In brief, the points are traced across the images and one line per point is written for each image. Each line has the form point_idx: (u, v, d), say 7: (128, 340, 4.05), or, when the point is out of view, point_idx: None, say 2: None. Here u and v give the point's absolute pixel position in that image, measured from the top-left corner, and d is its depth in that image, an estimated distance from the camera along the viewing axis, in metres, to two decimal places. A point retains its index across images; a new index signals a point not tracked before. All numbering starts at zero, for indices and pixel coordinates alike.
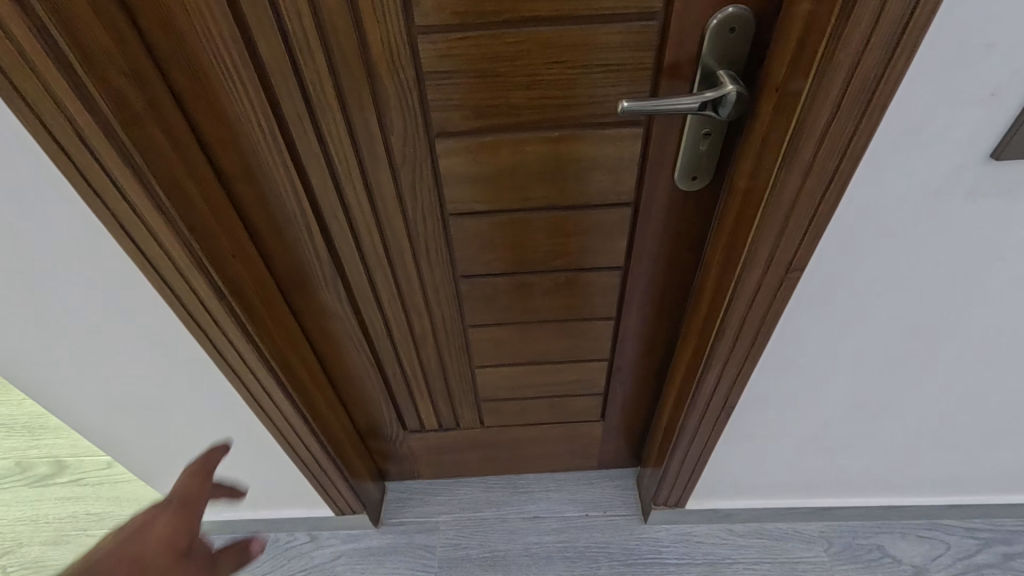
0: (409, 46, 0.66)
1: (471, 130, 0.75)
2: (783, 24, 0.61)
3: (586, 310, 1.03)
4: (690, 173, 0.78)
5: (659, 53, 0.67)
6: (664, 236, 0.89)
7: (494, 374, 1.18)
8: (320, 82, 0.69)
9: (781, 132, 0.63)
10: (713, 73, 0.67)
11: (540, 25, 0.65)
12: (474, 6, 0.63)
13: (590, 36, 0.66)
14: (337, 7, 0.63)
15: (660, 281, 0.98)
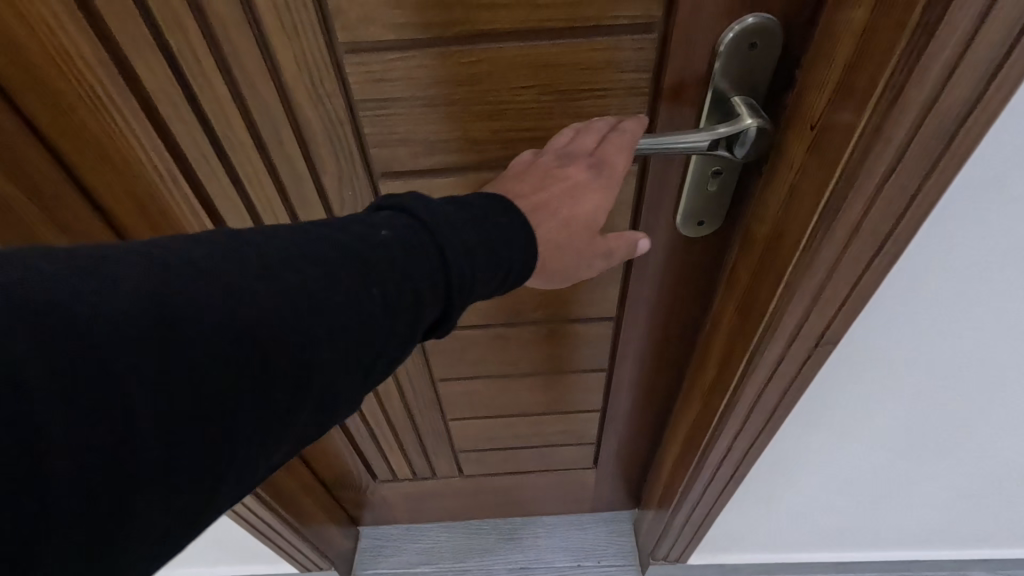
0: (334, 69, 0.51)
1: (423, 168, 0.60)
2: (821, 47, 0.45)
3: (574, 361, 0.89)
4: (695, 217, 0.64)
5: (657, 74, 0.52)
6: (664, 285, 0.75)
7: (471, 425, 1.04)
8: (225, 113, 0.54)
9: (811, 191, 0.47)
10: (727, 100, 0.52)
11: (503, 41, 0.50)
12: (414, 17, 0.48)
13: (568, 55, 0.51)
14: (232, 20, 0.48)
15: (660, 332, 0.83)
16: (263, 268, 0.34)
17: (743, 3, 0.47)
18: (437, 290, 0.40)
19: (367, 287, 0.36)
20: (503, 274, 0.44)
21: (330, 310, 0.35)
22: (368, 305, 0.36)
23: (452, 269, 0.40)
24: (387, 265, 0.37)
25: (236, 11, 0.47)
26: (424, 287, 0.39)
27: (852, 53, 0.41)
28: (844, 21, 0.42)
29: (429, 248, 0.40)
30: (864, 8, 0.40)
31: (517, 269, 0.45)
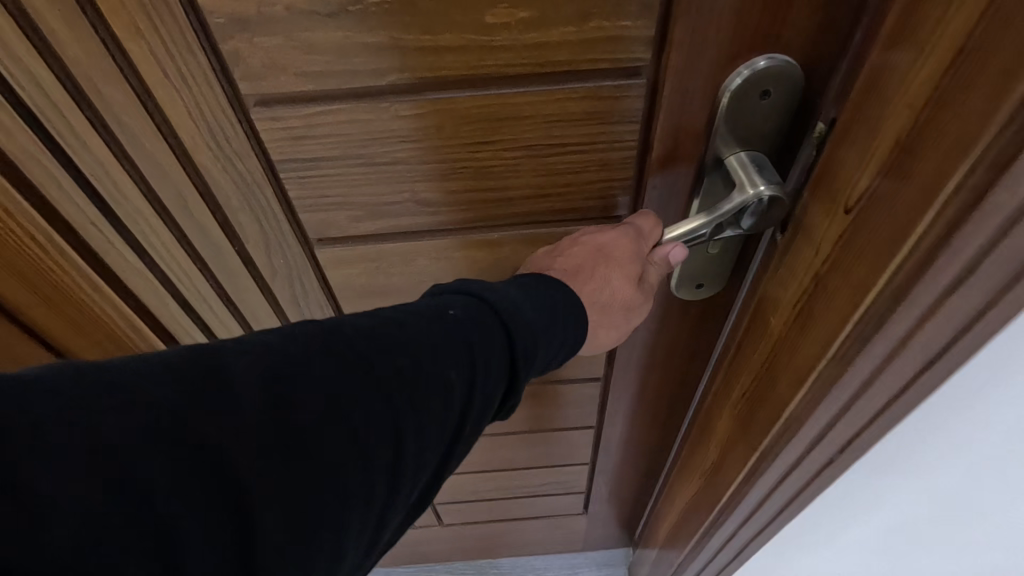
0: (243, 125, 0.41)
1: (367, 232, 0.50)
2: (855, 112, 0.35)
3: (558, 418, 0.80)
4: (693, 280, 0.54)
5: (647, 126, 0.42)
6: (658, 347, 0.65)
7: (449, 480, 0.95)
8: (113, 183, 0.42)
9: (849, 289, 0.37)
10: (729, 162, 0.42)
11: (452, 91, 0.39)
12: (335, 64, 0.37)
13: (535, 106, 0.41)
14: (100, 69, 0.36)
15: (655, 393, 0.73)
16: (341, 366, 0.34)
17: (754, 42, 0.37)
18: (501, 372, 0.39)
19: (438, 379, 0.36)
20: (559, 350, 0.43)
21: (407, 406, 0.35)
22: (441, 395, 0.36)
23: (514, 352, 0.39)
24: (451, 355, 0.37)
25: (100, 60, 0.36)
26: (490, 372, 0.38)
27: (909, 124, 0.31)
28: (891, 82, 0.32)
29: (490, 332, 0.39)
30: (926, 67, 0.29)
31: (572, 343, 0.44)
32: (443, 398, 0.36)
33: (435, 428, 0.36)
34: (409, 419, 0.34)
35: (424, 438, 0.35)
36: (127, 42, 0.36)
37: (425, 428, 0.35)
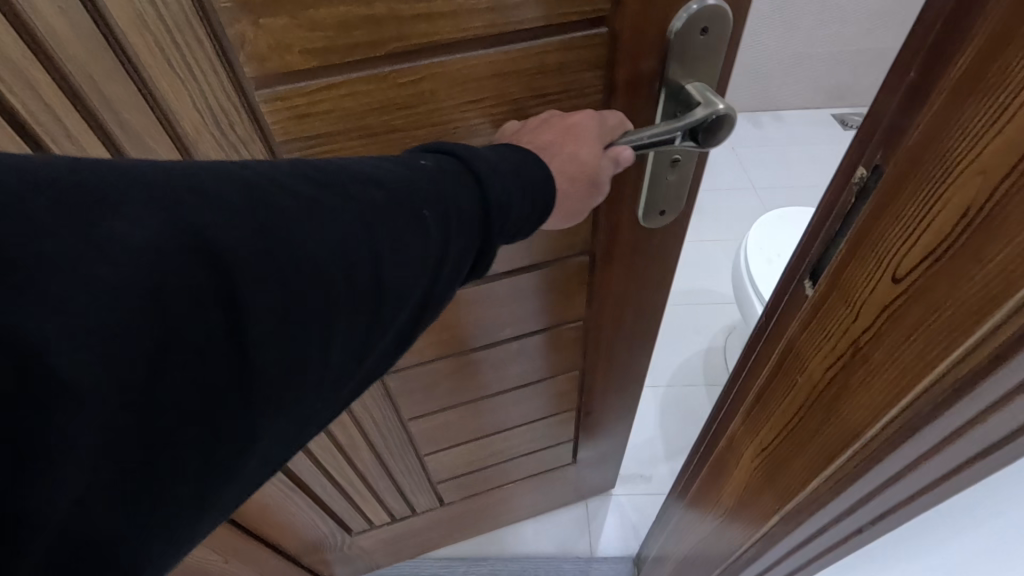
0: (247, 105, 0.43)
1: None
2: (909, 169, 0.34)
3: (544, 367, 0.86)
4: (657, 209, 0.62)
5: (612, 70, 0.48)
6: (630, 281, 0.72)
7: (445, 454, 0.98)
8: None
9: (896, 361, 0.37)
10: (682, 88, 0.50)
11: (442, 55, 0.44)
12: (339, 38, 0.40)
13: (517, 60, 0.46)
14: (99, 63, 0.36)
15: (628, 327, 0.81)
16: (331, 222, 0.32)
17: None
18: (476, 233, 0.39)
19: (423, 239, 0.35)
20: (530, 211, 0.42)
21: (393, 267, 0.34)
22: (422, 256, 0.36)
23: (486, 213, 0.39)
24: (434, 216, 0.36)
25: (99, 55, 0.35)
26: (465, 233, 0.38)
27: (983, 192, 0.29)
28: (957, 142, 0.31)
29: (468, 194, 0.38)
30: (1002, 136, 0.28)
31: (544, 207, 0.43)
32: (424, 259, 0.36)
33: (414, 288, 0.36)
34: (392, 281, 0.34)
35: (404, 299, 0.36)
36: (130, 34, 0.36)
37: (406, 287, 0.35)
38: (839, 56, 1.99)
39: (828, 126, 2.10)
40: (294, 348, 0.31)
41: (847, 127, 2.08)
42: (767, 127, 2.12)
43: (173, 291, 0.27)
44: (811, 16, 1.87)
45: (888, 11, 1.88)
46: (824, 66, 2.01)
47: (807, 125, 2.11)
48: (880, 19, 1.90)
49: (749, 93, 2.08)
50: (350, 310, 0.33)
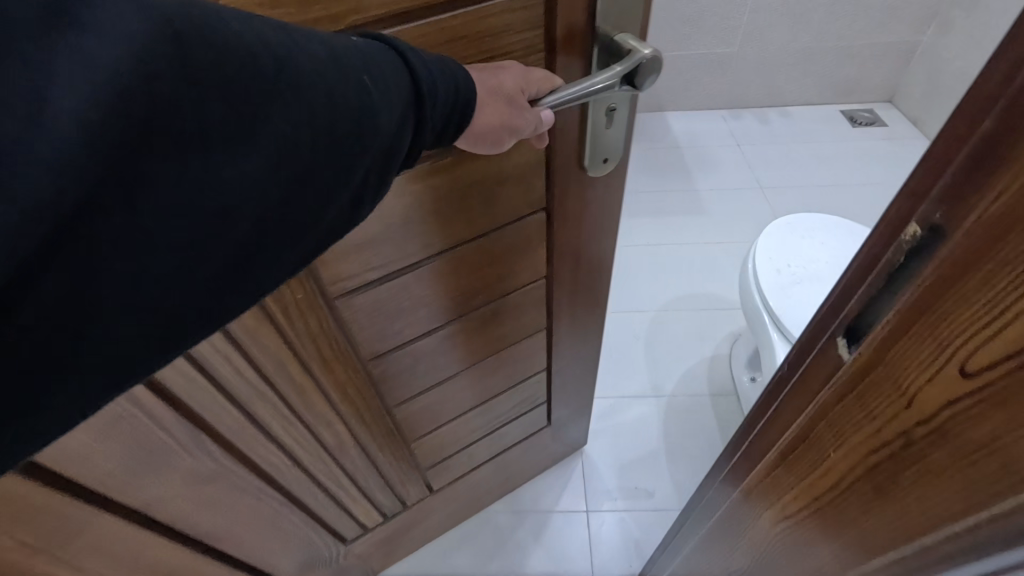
0: None
1: None
2: (1013, 229, 0.19)
3: (516, 330, 0.85)
4: (600, 157, 0.66)
5: (549, 29, 0.52)
6: (583, 228, 0.75)
7: (433, 440, 0.92)
8: None
9: (948, 484, 0.24)
10: (612, 40, 0.54)
11: (397, 25, 0.46)
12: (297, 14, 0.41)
13: (466, 26, 0.49)
14: None
15: (587, 277, 0.84)
16: (287, 71, 0.30)
17: None
18: (409, 127, 0.37)
19: (364, 119, 0.33)
20: (453, 116, 0.41)
21: (333, 139, 0.32)
22: (359, 138, 0.33)
23: (421, 106, 0.37)
24: (377, 94, 0.34)
25: None
26: (399, 126, 0.36)
27: None
28: None
29: (406, 83, 0.36)
30: None
31: (466, 117, 0.41)
32: (361, 142, 0.34)
33: (346, 176, 0.33)
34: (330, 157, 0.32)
35: (337, 185, 0.33)
36: None
37: (337, 173, 0.33)
38: (846, 52, 1.85)
39: (836, 122, 1.92)
40: (229, 193, 0.28)
41: (857, 124, 1.91)
42: (774, 124, 1.94)
43: (140, 84, 0.25)
44: (817, 10, 1.75)
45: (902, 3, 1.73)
46: (836, 62, 1.87)
47: (820, 124, 1.92)
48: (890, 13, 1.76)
49: (753, 89, 1.94)
50: (286, 176, 0.30)
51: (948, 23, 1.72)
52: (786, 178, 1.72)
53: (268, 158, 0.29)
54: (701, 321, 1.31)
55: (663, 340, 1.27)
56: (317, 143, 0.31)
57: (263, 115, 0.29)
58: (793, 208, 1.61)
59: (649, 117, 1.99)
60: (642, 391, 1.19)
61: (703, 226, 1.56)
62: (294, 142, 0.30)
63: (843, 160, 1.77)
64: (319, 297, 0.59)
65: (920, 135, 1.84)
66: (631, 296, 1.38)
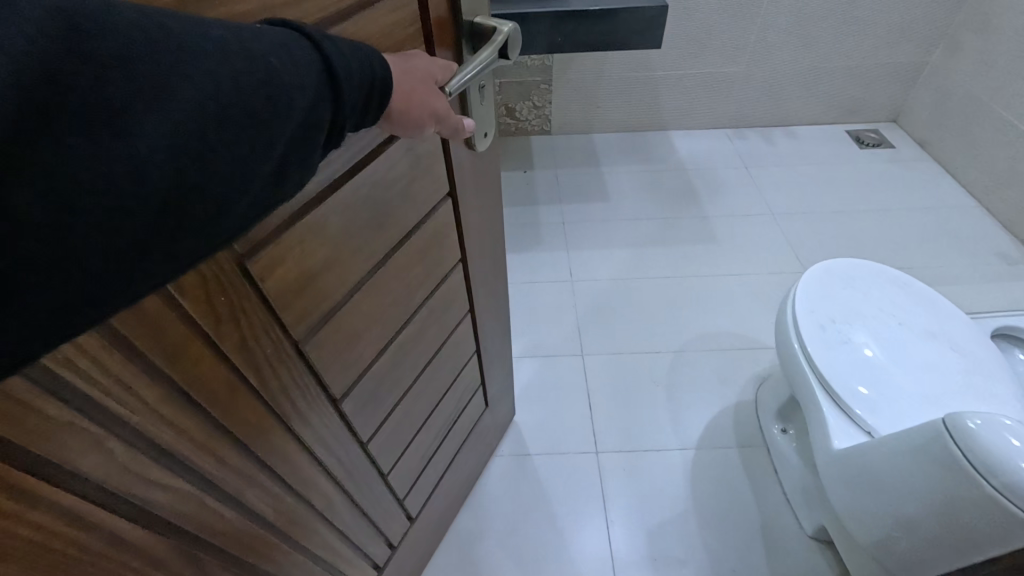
0: None
1: (288, 216, 0.41)
2: None
3: (449, 321, 0.76)
4: (481, 132, 0.62)
5: (423, 20, 0.45)
6: (481, 198, 0.71)
7: (404, 462, 0.78)
8: None
9: None
10: (470, 23, 0.50)
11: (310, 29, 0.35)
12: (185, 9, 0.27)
13: (372, 26, 0.39)
14: None
15: (489, 249, 0.80)
16: (159, 46, 0.23)
17: None
18: (329, 106, 0.30)
19: (269, 100, 0.26)
20: (373, 98, 0.33)
21: (231, 126, 0.25)
22: (263, 124, 0.26)
23: (339, 82, 0.30)
24: (280, 71, 0.27)
25: None
26: (317, 107, 0.29)
27: None
28: None
29: (315, 54, 0.29)
30: None
31: (383, 102, 0.34)
32: (267, 127, 0.27)
33: (254, 169, 0.26)
34: (232, 151, 0.25)
35: (243, 182, 0.26)
36: None
37: (242, 166, 0.26)
38: (852, 72, 1.81)
39: (842, 143, 1.88)
40: (79, 215, 0.21)
41: (863, 145, 1.86)
42: (781, 144, 1.89)
43: None
44: (827, 29, 1.70)
45: (914, 23, 1.69)
46: (842, 82, 1.83)
47: (826, 143, 1.88)
48: (901, 33, 1.72)
49: (760, 108, 1.89)
50: (171, 177, 0.23)
51: (956, 44, 1.68)
52: (799, 203, 1.66)
53: (143, 157, 0.22)
54: (722, 362, 1.24)
55: (686, 384, 1.20)
56: (211, 132, 0.24)
57: (134, 106, 0.22)
58: (809, 238, 1.55)
59: (653, 134, 1.93)
60: (665, 443, 1.11)
61: (720, 258, 1.49)
62: (180, 132, 0.23)
63: (853, 183, 1.72)
64: (285, 342, 0.46)
65: (927, 157, 1.81)
66: (647, 333, 1.31)
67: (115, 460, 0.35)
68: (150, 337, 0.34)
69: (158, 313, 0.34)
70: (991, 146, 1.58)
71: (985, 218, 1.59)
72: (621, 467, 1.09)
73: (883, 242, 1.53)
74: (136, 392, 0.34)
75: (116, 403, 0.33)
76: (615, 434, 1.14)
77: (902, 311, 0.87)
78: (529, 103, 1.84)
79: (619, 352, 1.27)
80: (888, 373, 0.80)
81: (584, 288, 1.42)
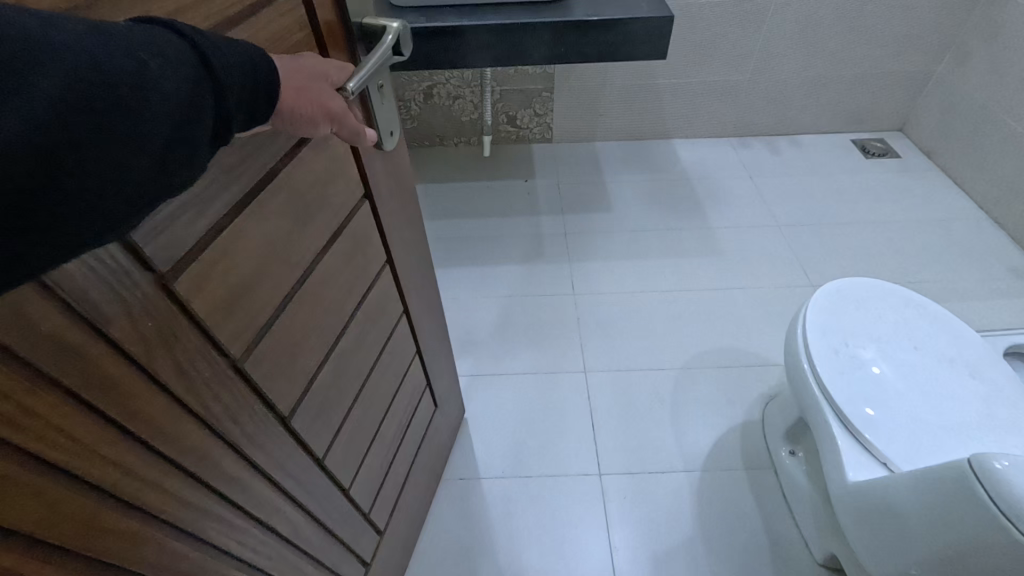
0: None
1: (204, 232, 0.38)
2: None
3: (385, 324, 0.73)
4: (388, 129, 0.58)
5: (312, 23, 0.43)
6: (397, 197, 0.67)
7: (365, 476, 0.75)
8: None
9: None
10: (359, 24, 0.48)
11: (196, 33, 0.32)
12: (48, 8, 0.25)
13: (259, 30, 0.37)
14: None
15: (414, 246, 0.76)
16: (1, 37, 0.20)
17: None
18: (210, 101, 0.27)
19: (135, 97, 0.24)
20: (259, 96, 0.31)
21: (90, 126, 0.22)
22: (133, 124, 0.24)
23: (217, 76, 0.27)
24: (144, 64, 0.24)
25: None
26: (196, 106, 0.26)
27: None
28: None
29: (186, 47, 0.26)
30: None
31: (270, 100, 0.32)
32: (137, 126, 0.24)
33: (121, 172, 0.24)
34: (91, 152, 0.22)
35: (112, 187, 0.24)
36: None
37: (110, 170, 0.23)
38: (858, 81, 1.79)
39: (848, 153, 1.86)
40: None
41: (869, 155, 1.84)
42: (786, 153, 1.87)
43: None
44: (834, 37, 1.67)
45: (922, 31, 1.67)
46: (846, 90, 1.81)
47: (832, 153, 1.85)
48: (908, 42, 1.70)
49: (765, 117, 1.87)
50: (21, 184, 0.21)
51: (965, 53, 1.65)
52: (805, 214, 1.63)
53: None
54: (729, 381, 1.21)
55: (691, 403, 1.18)
56: (68, 136, 0.22)
57: None
58: (815, 249, 1.52)
59: (657, 143, 1.90)
60: (671, 465, 1.09)
61: (730, 270, 1.46)
62: (33, 138, 0.20)
63: (857, 194, 1.69)
64: (222, 361, 0.43)
65: (933, 167, 1.79)
66: (651, 349, 1.28)
67: (59, 510, 0.31)
68: (76, 373, 0.30)
69: (83, 347, 0.30)
70: (1001, 158, 1.55)
71: (995, 232, 1.56)
72: (626, 489, 1.06)
73: (892, 255, 1.50)
74: (75, 436, 0.31)
75: (52, 448, 0.30)
76: (619, 456, 1.11)
77: (918, 336, 0.84)
78: (530, 112, 1.81)
79: (624, 369, 1.24)
80: (902, 401, 0.77)
81: (588, 301, 1.40)
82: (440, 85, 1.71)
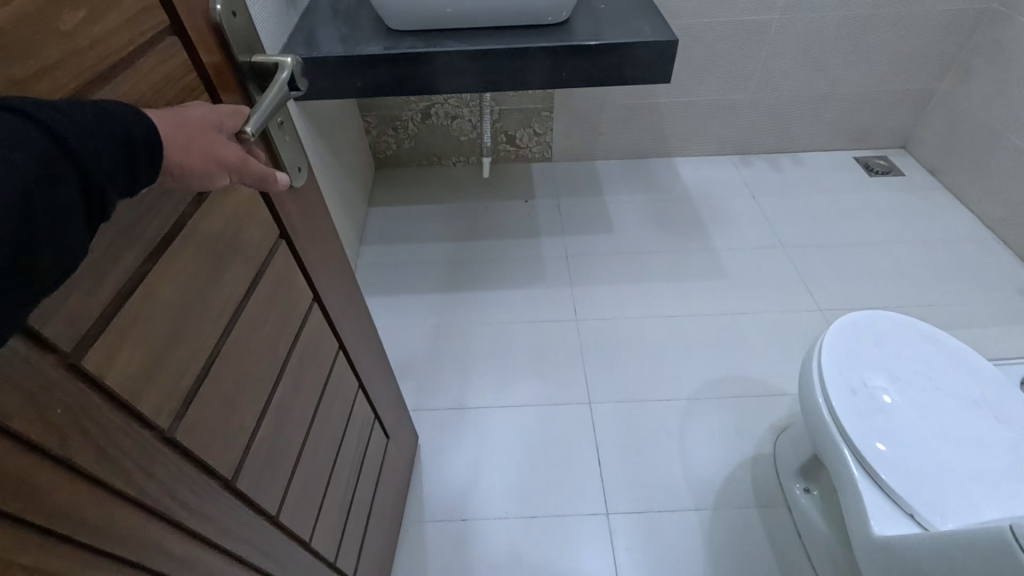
0: None
1: (108, 300, 0.34)
2: None
3: (322, 364, 0.68)
4: (296, 165, 0.55)
5: (197, 68, 0.39)
6: (318, 233, 0.64)
7: (324, 526, 0.71)
8: None
9: None
10: (249, 62, 0.45)
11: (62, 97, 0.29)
12: None
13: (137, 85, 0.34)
14: None
15: (342, 280, 0.72)
16: None
17: None
18: (70, 181, 0.25)
19: None
20: (135, 158, 0.28)
21: None
22: None
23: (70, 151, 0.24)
24: None
25: None
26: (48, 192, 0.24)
27: None
28: None
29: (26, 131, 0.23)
30: None
31: (148, 159, 0.29)
32: None
33: None
34: None
35: None
36: None
37: None
38: (861, 100, 1.77)
39: (851, 171, 1.84)
40: None
41: (874, 172, 1.82)
42: (789, 171, 1.85)
43: None
44: (837, 56, 1.66)
45: (924, 51, 1.65)
46: (847, 109, 1.79)
47: (833, 171, 1.83)
48: (908, 63, 1.68)
49: (770, 135, 1.85)
50: None
51: (968, 71, 1.64)
52: (812, 235, 1.60)
53: None
54: (743, 413, 1.17)
55: (697, 436, 1.14)
56: None
57: None
58: (823, 271, 1.49)
59: (657, 162, 1.88)
60: (681, 504, 1.04)
61: (737, 292, 1.43)
62: None
63: (861, 213, 1.67)
64: (149, 438, 0.39)
65: (938, 185, 1.77)
66: (656, 378, 1.25)
67: None
68: None
69: None
70: (1008, 177, 1.53)
71: (1001, 251, 1.54)
72: (636, 528, 1.02)
73: (899, 275, 1.47)
74: None
75: None
76: (626, 494, 1.06)
77: (940, 375, 0.81)
78: (530, 131, 1.79)
79: (634, 400, 1.21)
80: (922, 446, 0.74)
81: (592, 327, 1.36)
82: (437, 106, 1.69)
